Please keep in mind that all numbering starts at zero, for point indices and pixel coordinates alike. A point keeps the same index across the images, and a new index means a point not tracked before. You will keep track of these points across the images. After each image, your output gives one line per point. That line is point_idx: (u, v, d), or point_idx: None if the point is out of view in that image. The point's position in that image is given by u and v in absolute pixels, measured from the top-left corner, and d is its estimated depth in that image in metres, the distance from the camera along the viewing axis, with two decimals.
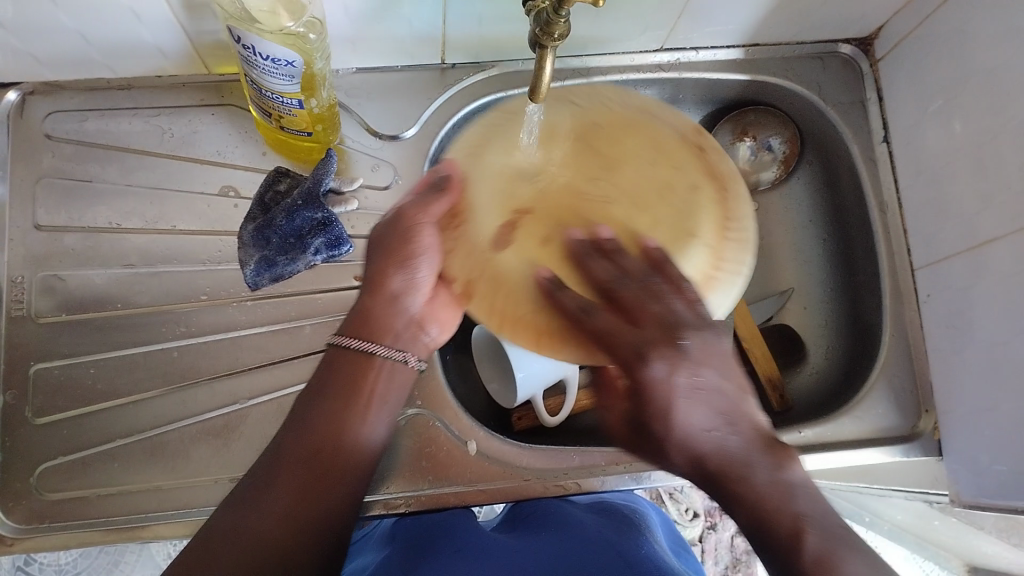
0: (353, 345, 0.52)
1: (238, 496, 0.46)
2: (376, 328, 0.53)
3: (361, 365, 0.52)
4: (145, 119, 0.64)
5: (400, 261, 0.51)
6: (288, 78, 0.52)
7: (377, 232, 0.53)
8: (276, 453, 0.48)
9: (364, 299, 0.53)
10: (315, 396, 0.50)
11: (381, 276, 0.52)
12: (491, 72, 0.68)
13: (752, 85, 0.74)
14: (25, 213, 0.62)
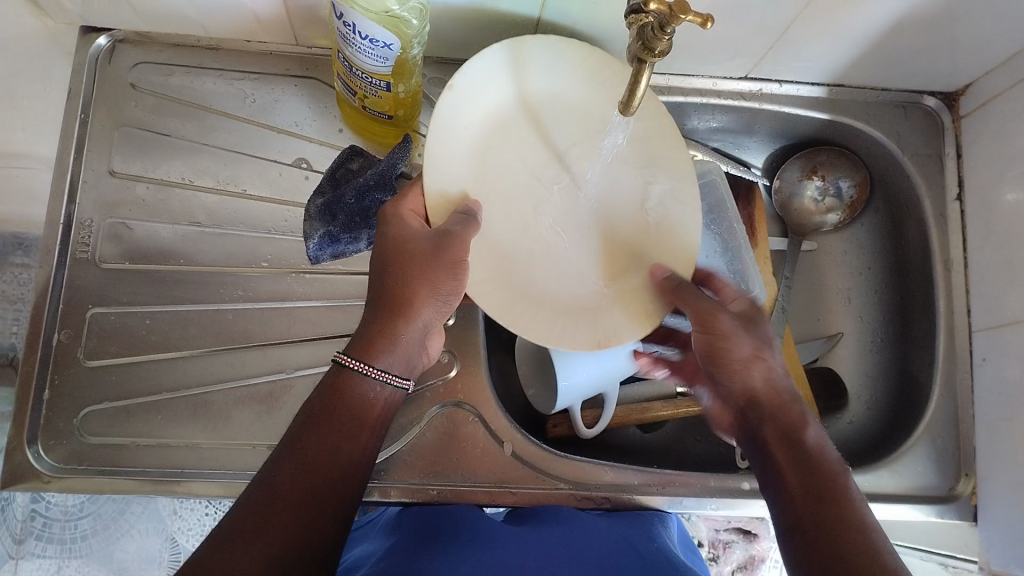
0: (354, 365, 0.49)
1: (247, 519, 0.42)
2: (386, 350, 0.50)
3: (349, 404, 0.48)
4: (228, 81, 0.64)
5: (427, 287, 0.50)
6: (381, 60, 0.53)
7: (406, 245, 0.50)
8: (273, 484, 0.44)
9: (382, 317, 0.50)
10: (306, 432, 0.47)
11: (409, 296, 0.50)
12: None
13: (830, 125, 0.74)
14: (101, 159, 0.63)
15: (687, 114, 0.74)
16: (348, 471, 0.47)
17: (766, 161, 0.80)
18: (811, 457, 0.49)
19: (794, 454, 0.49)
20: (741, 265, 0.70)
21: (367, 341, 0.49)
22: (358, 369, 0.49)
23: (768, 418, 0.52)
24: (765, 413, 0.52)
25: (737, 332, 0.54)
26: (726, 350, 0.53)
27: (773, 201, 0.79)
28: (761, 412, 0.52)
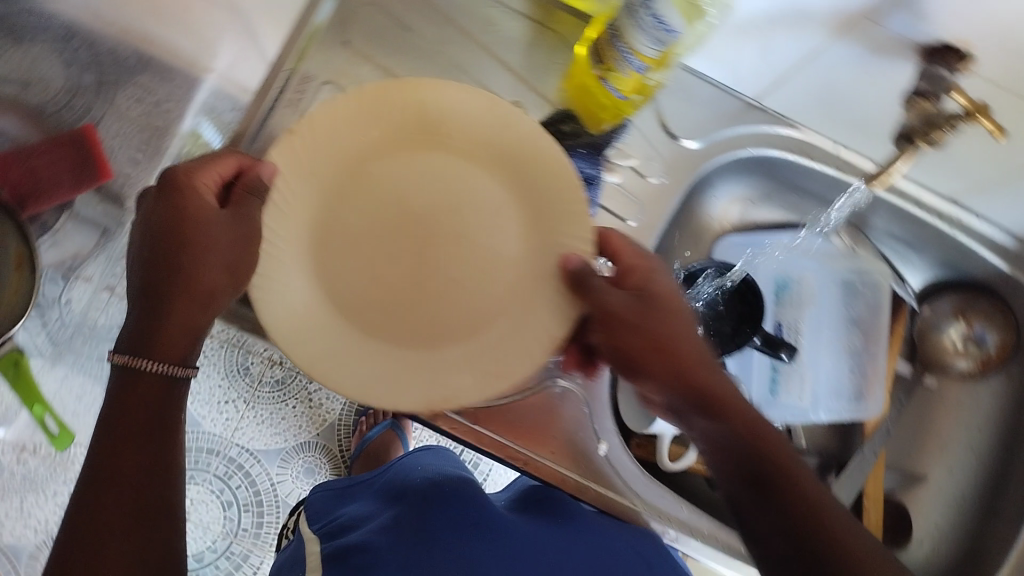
0: (127, 360, 0.45)
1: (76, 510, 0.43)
2: (157, 341, 0.46)
3: (135, 412, 0.45)
4: (480, 2, 0.66)
5: (218, 259, 0.46)
6: (655, 43, 0.54)
7: (195, 227, 0.46)
8: (104, 476, 0.44)
9: (168, 304, 0.46)
10: (120, 435, 0.44)
11: (201, 282, 0.46)
12: (792, 132, 0.68)
13: (1004, 276, 0.72)
14: (340, 27, 0.63)
15: (874, 209, 0.74)
16: (165, 455, 0.46)
17: (923, 286, 0.79)
18: (751, 451, 0.47)
19: (735, 459, 0.47)
20: (869, 369, 0.71)
21: (138, 336, 0.46)
22: (145, 368, 0.45)
23: (695, 410, 0.48)
24: (698, 409, 0.48)
25: (615, 293, 0.46)
26: (629, 342, 0.47)
27: (913, 326, 0.78)
28: (687, 398, 0.48)
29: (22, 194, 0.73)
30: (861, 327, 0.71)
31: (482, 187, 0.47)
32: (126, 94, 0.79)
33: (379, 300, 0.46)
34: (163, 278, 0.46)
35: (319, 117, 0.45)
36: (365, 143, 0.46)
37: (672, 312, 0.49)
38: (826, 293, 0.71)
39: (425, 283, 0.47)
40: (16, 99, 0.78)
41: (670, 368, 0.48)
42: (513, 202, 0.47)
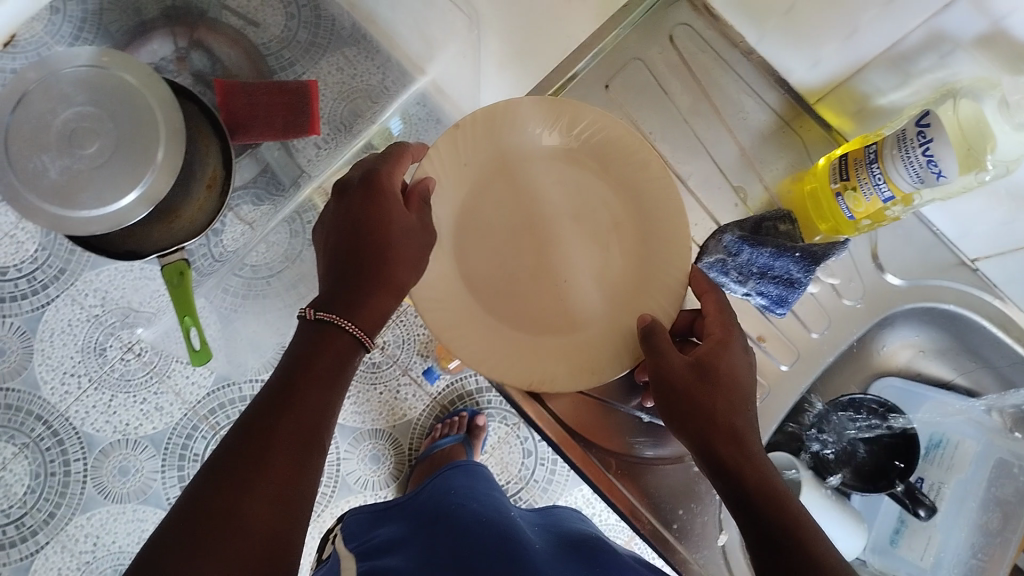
0: (330, 320, 0.54)
1: (250, 423, 0.51)
2: (362, 315, 0.55)
3: (325, 355, 0.54)
4: (741, 87, 0.71)
5: (408, 255, 0.56)
6: (916, 180, 0.56)
7: (390, 219, 0.56)
8: (285, 404, 0.52)
9: (369, 286, 0.55)
10: (289, 388, 0.52)
11: (395, 273, 0.56)
12: (995, 302, 0.68)
13: None
14: (607, 72, 0.72)
15: None
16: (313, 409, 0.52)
17: None
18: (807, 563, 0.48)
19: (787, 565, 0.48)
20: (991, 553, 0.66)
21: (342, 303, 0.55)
22: (345, 329, 0.55)
23: (745, 483, 0.52)
24: (753, 486, 0.52)
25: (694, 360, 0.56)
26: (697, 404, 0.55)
27: None
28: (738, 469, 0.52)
29: (235, 122, 0.81)
30: (1000, 509, 0.66)
31: (590, 198, 0.64)
32: (329, 61, 0.90)
33: (508, 275, 0.63)
34: (374, 268, 0.55)
35: (467, 125, 0.62)
36: (520, 153, 0.64)
37: (725, 385, 0.55)
38: (978, 467, 0.68)
39: (547, 269, 0.63)
40: (238, 35, 0.86)
41: (696, 428, 0.54)
42: (619, 219, 0.64)
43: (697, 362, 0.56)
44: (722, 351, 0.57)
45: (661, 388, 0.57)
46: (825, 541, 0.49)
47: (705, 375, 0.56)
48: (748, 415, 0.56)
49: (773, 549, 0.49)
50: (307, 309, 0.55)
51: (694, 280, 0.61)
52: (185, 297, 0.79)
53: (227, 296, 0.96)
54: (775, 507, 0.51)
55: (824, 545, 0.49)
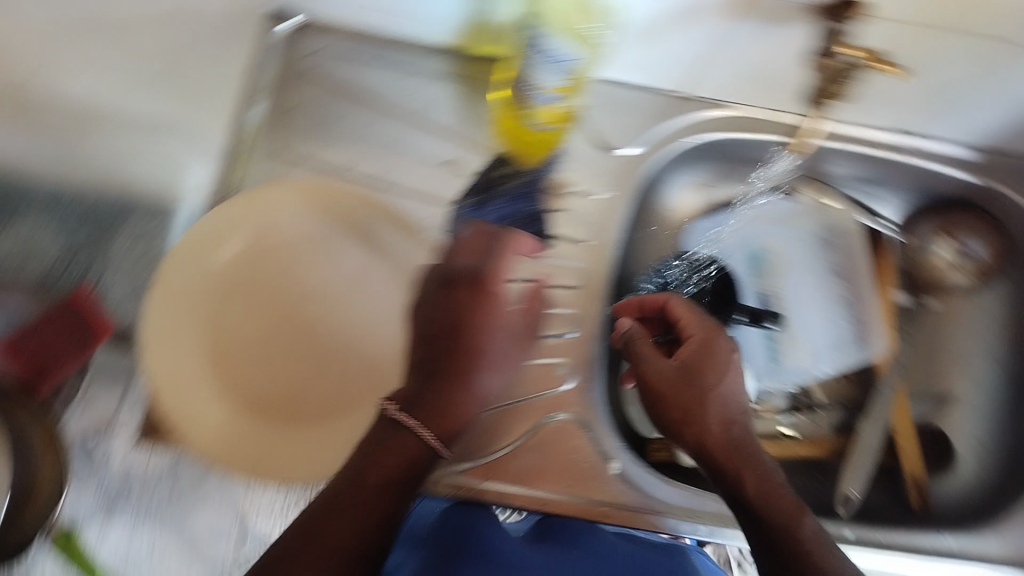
0: (400, 417, 0.55)
1: (322, 507, 0.51)
2: (437, 419, 0.56)
3: (392, 458, 0.53)
4: (399, 77, 0.69)
5: (494, 368, 0.60)
6: (560, 79, 0.57)
7: (463, 314, 0.59)
8: (349, 500, 0.51)
9: (449, 389, 0.57)
10: (343, 490, 0.52)
11: (474, 357, 0.59)
12: (726, 112, 0.71)
13: (975, 188, 0.73)
14: (268, 138, 0.68)
15: (827, 159, 0.74)
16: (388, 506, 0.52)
17: (899, 214, 0.77)
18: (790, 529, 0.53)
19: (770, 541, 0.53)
20: (861, 306, 0.74)
21: (423, 405, 0.56)
22: (410, 424, 0.55)
23: (740, 473, 0.56)
24: (738, 466, 0.56)
25: (675, 357, 0.61)
26: (684, 399, 0.59)
27: (903, 255, 0.77)
28: (732, 464, 0.57)
29: (39, 371, 0.62)
30: (840, 274, 0.75)
31: (326, 262, 0.66)
32: (124, 241, 0.67)
33: (284, 377, 0.63)
34: (457, 365, 0.58)
35: (170, 269, 0.61)
36: (230, 267, 0.64)
37: (710, 394, 0.59)
38: (796, 254, 0.75)
39: (315, 347, 0.64)
40: (20, 278, 0.65)
41: (693, 432, 0.58)
42: (359, 265, 0.66)
43: (686, 370, 0.60)
44: (726, 357, 0.61)
45: (651, 389, 0.60)
46: (822, 540, 0.54)
47: (688, 372, 0.60)
48: (737, 422, 0.59)
49: (763, 543, 0.53)
50: (390, 403, 0.55)
51: (647, 298, 0.65)
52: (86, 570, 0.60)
53: (151, 509, 0.62)
54: (766, 506, 0.54)
55: (813, 534, 0.53)
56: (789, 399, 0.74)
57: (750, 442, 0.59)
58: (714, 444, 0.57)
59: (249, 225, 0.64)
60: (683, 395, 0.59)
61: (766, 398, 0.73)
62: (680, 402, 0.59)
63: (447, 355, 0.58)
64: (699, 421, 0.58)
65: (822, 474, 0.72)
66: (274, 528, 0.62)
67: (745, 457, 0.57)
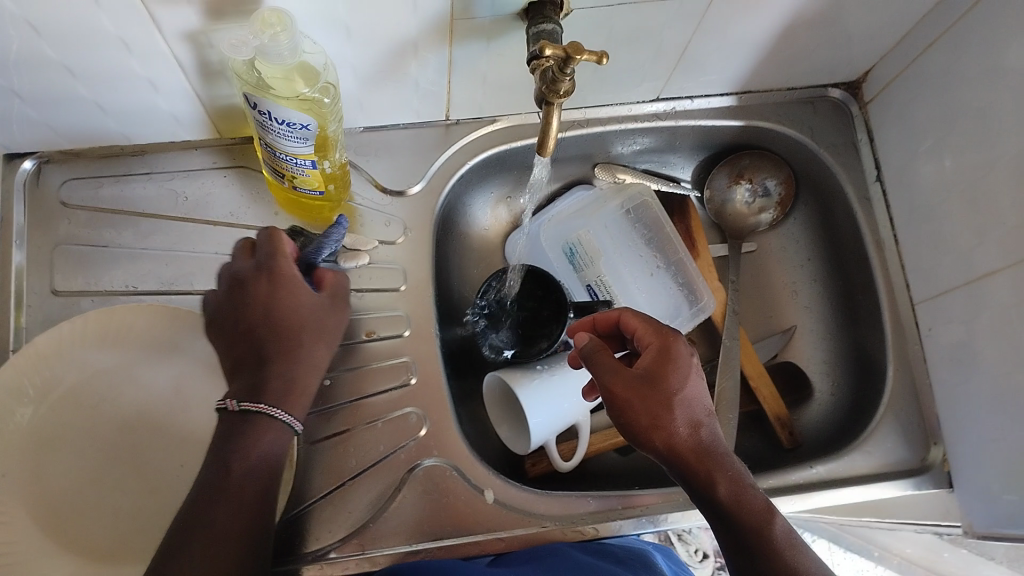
0: (255, 409, 0.51)
1: (190, 514, 0.47)
2: (287, 393, 0.53)
3: (243, 458, 0.50)
4: (159, 183, 0.66)
5: (314, 335, 0.57)
6: (303, 141, 0.55)
7: (266, 301, 0.55)
8: (221, 489, 0.49)
9: (279, 368, 0.54)
10: (202, 503, 0.48)
11: (289, 330, 0.55)
12: (493, 127, 0.72)
13: (745, 130, 0.77)
14: (42, 280, 0.63)
15: (609, 142, 0.76)
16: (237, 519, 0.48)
17: (695, 172, 0.82)
18: (768, 541, 0.47)
19: (752, 548, 0.47)
20: (681, 268, 0.74)
21: (254, 391, 0.52)
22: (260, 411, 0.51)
23: (715, 479, 0.49)
24: (711, 469, 0.49)
25: (646, 353, 0.54)
26: (654, 397, 0.50)
27: (707, 210, 0.81)
28: (706, 471, 0.49)
29: None
30: (654, 243, 0.75)
31: (143, 383, 0.61)
32: None
33: (127, 513, 0.57)
34: (275, 349, 0.54)
35: None
36: (39, 420, 0.57)
37: (678, 397, 0.51)
38: (606, 238, 0.74)
39: (152, 475, 0.59)
40: None
41: (660, 438, 0.50)
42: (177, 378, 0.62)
43: (648, 377, 0.51)
44: (690, 353, 0.54)
45: (609, 401, 0.52)
46: (801, 544, 0.48)
47: (657, 368, 0.52)
48: (708, 424, 0.51)
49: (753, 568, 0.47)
50: (227, 401, 0.51)
51: (600, 316, 0.62)
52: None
53: None
54: (759, 531, 0.48)
55: (806, 559, 0.47)
56: None
57: (721, 444, 0.51)
58: (684, 446, 0.49)
59: (42, 372, 0.58)
60: (644, 392, 0.51)
61: None
62: (641, 395, 0.51)
63: (257, 345, 0.54)
64: (669, 425, 0.50)
65: None
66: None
67: (719, 461, 0.49)
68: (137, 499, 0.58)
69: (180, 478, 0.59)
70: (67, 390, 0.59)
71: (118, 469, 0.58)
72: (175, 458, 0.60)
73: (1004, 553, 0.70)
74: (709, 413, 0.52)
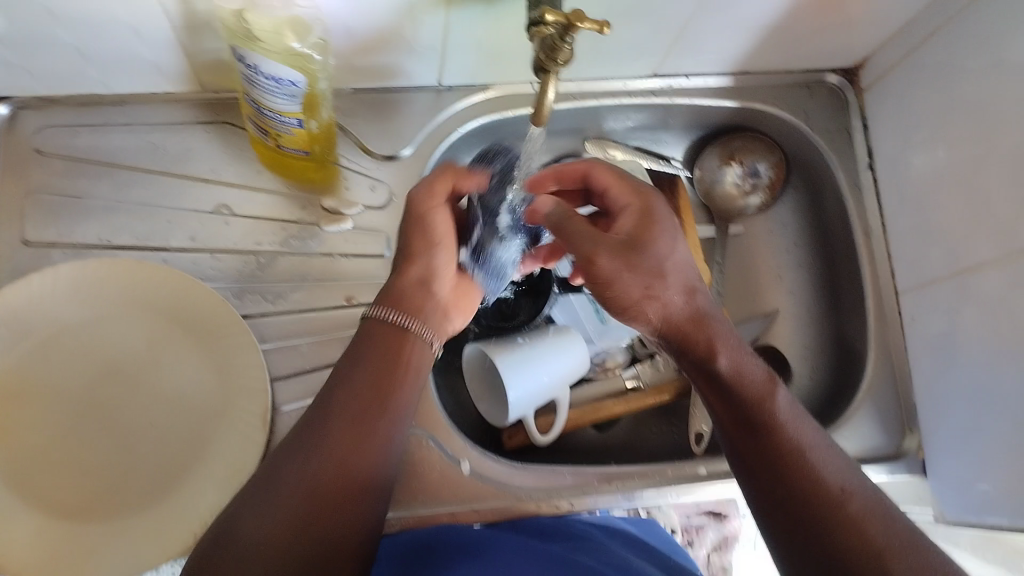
0: (384, 316, 0.56)
1: (309, 416, 0.52)
2: (408, 304, 0.57)
3: (375, 349, 0.55)
4: (138, 135, 0.64)
5: (447, 244, 0.60)
6: (291, 98, 0.53)
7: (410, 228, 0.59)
8: (335, 386, 0.53)
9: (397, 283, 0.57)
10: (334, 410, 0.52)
11: (411, 249, 0.59)
12: (485, 95, 0.71)
13: (741, 111, 0.76)
14: (12, 230, 0.61)
15: (603, 117, 0.75)
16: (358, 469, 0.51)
17: (686, 153, 0.81)
18: (762, 404, 0.51)
19: (747, 412, 0.51)
20: None
21: (390, 297, 0.57)
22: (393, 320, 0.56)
23: (713, 348, 0.53)
24: (709, 337, 0.53)
25: (622, 216, 0.56)
26: (634, 262, 0.53)
27: (696, 190, 0.80)
28: (699, 339, 0.53)
29: None
30: None
31: (115, 338, 0.59)
32: None
33: (94, 468, 0.56)
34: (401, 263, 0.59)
35: None
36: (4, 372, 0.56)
37: (668, 264, 0.54)
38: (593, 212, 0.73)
39: (121, 431, 0.58)
40: None
41: (655, 307, 0.54)
42: (150, 333, 0.60)
43: (630, 244, 0.54)
44: (669, 216, 0.57)
45: (591, 270, 0.54)
46: (796, 413, 0.52)
47: (635, 237, 0.54)
48: (697, 288, 0.55)
49: (749, 439, 0.51)
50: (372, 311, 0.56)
51: (563, 168, 0.61)
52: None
53: None
54: (753, 406, 0.51)
55: (800, 429, 0.51)
56: (629, 355, 0.79)
57: (713, 309, 0.56)
58: (678, 313, 0.54)
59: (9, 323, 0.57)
60: (624, 261, 0.53)
61: (606, 356, 0.77)
62: (623, 261, 0.53)
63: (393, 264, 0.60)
64: (659, 291, 0.53)
65: (677, 417, 0.76)
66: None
67: (708, 327, 0.54)
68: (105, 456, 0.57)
69: (151, 437, 0.58)
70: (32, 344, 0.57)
71: (86, 424, 0.57)
72: (144, 415, 0.58)
73: (968, 540, 0.66)
74: (689, 276, 0.55)
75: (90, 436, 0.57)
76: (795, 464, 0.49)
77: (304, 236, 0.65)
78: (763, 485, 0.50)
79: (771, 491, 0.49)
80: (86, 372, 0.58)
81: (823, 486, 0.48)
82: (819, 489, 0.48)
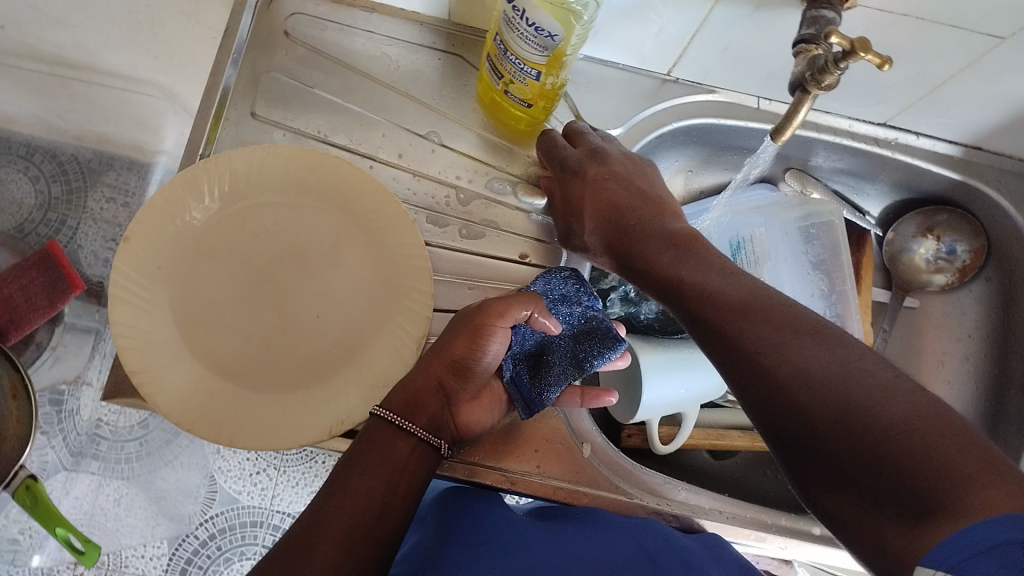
0: (391, 419, 0.51)
1: (343, 462, 0.50)
2: (417, 409, 0.52)
3: (380, 436, 0.51)
4: (377, 44, 0.67)
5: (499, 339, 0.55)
6: (541, 49, 0.54)
7: (455, 326, 0.55)
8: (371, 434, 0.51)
9: (416, 380, 0.54)
10: (362, 457, 0.49)
11: (451, 346, 0.54)
12: (710, 98, 0.70)
13: (959, 186, 0.72)
14: (245, 100, 0.65)
15: (814, 151, 0.73)
16: (390, 497, 0.48)
17: (883, 211, 0.79)
18: (762, 331, 0.45)
19: (733, 338, 0.47)
20: (840, 307, 0.71)
21: (407, 403, 0.52)
22: (402, 425, 0.51)
23: (676, 278, 0.52)
24: (657, 259, 0.54)
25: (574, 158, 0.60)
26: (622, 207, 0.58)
27: (883, 252, 0.78)
28: (660, 265, 0.54)
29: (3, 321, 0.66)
30: (824, 268, 0.72)
31: (308, 230, 0.62)
32: (97, 196, 0.76)
33: (258, 340, 0.59)
34: (427, 359, 0.55)
35: (138, 229, 0.57)
36: (205, 227, 0.60)
37: (627, 197, 0.58)
38: (777, 245, 0.72)
39: (289, 312, 0.60)
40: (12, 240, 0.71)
41: (632, 239, 0.56)
42: (339, 233, 0.63)
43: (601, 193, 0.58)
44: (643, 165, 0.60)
45: (602, 217, 0.58)
46: (801, 331, 0.44)
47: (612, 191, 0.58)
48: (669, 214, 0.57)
49: (751, 384, 0.45)
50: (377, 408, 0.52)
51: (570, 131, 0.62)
52: (51, 511, 0.57)
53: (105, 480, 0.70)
54: (777, 386, 0.43)
55: (805, 352, 0.43)
56: None
57: (684, 232, 0.55)
58: (642, 239, 0.56)
59: (220, 184, 0.60)
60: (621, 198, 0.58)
61: None
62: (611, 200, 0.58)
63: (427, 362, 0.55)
64: (630, 227, 0.57)
65: None
66: (244, 492, 0.70)
67: (695, 250, 0.53)
68: (267, 333, 0.59)
69: (312, 325, 0.60)
70: (234, 209, 0.61)
71: (261, 295, 0.60)
72: (313, 304, 0.61)
73: None
74: (647, 202, 0.58)
75: (262, 308, 0.60)
76: (778, 366, 0.43)
77: (502, 183, 0.67)
78: (788, 421, 0.42)
79: (787, 424, 0.42)
80: (270, 247, 0.61)
81: (828, 381, 0.41)
82: (813, 380, 0.41)
